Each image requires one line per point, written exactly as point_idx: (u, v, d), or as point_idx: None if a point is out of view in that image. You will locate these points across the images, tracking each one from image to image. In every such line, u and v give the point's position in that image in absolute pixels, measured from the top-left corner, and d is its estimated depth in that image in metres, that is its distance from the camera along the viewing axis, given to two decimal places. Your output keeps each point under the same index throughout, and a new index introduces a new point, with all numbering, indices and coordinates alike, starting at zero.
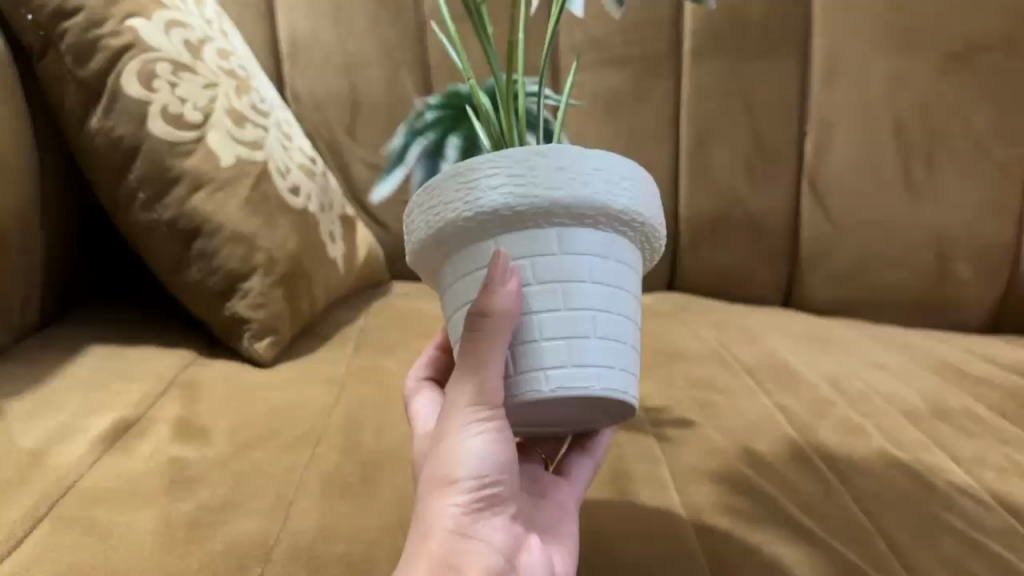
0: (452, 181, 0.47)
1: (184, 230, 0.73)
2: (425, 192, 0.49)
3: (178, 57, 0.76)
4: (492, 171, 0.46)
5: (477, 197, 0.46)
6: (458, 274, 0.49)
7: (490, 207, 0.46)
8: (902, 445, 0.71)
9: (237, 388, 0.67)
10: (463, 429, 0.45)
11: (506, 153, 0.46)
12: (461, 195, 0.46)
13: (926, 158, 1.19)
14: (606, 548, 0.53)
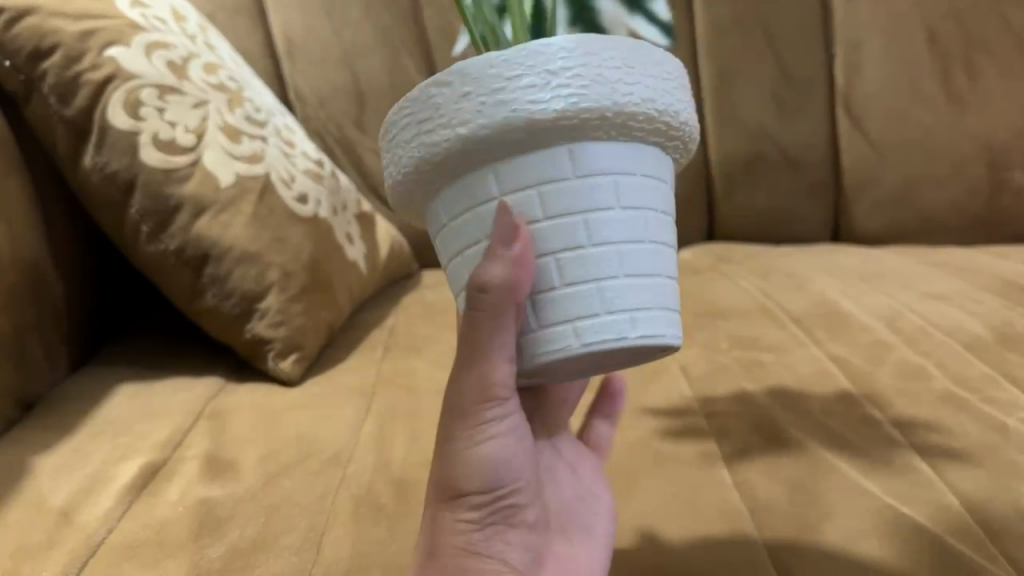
0: (460, 83, 0.41)
1: (192, 257, 0.71)
2: (422, 99, 0.43)
3: (163, 80, 0.74)
4: (518, 69, 0.41)
5: (496, 93, 0.41)
6: (494, 185, 0.43)
7: (524, 109, 0.40)
8: (968, 381, 0.67)
9: (265, 413, 0.65)
10: (479, 434, 0.41)
11: (536, 45, 0.41)
12: (477, 97, 0.41)
13: (965, 63, 1.12)
14: (652, 533, 0.51)
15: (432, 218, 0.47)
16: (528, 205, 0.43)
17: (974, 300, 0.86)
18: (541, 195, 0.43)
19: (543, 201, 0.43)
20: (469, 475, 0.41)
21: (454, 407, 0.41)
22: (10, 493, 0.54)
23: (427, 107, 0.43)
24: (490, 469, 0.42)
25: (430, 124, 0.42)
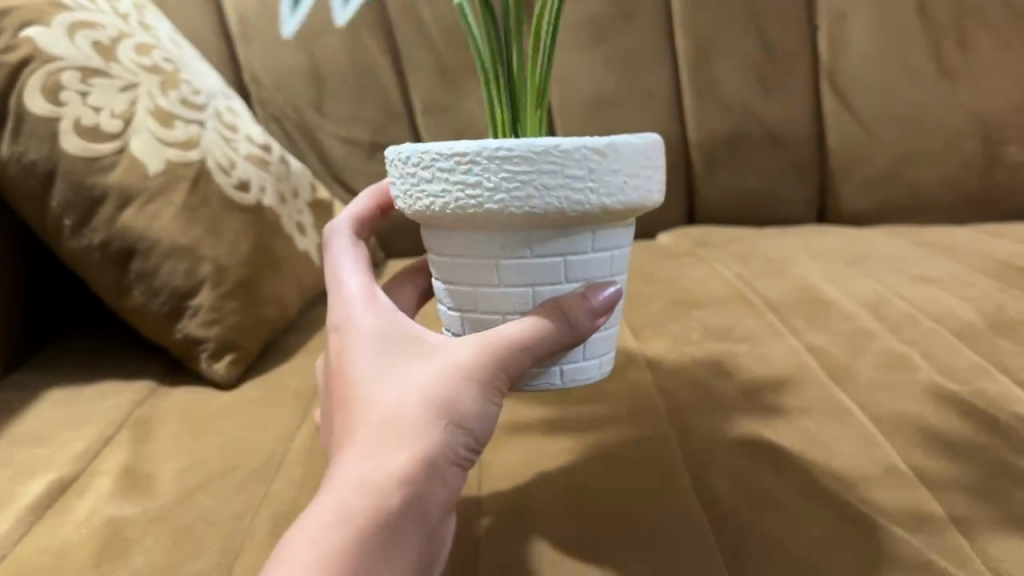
0: (618, 160, 0.45)
1: (118, 251, 0.66)
2: (577, 158, 0.44)
3: (88, 63, 0.69)
4: (642, 162, 0.47)
5: (636, 182, 0.47)
6: (580, 245, 0.48)
7: (635, 199, 0.47)
8: (957, 372, 0.61)
9: (193, 420, 0.60)
10: (495, 392, 0.45)
11: (630, 144, 0.46)
12: (628, 179, 0.46)
13: (956, 33, 1.06)
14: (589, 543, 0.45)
15: (495, 248, 0.48)
16: (601, 264, 0.50)
17: (967, 284, 0.80)
18: (611, 259, 0.50)
19: (607, 263, 0.50)
20: (476, 415, 0.43)
21: (490, 352, 0.45)
22: None
23: (580, 165, 0.44)
24: (486, 424, 0.44)
25: (579, 186, 0.44)
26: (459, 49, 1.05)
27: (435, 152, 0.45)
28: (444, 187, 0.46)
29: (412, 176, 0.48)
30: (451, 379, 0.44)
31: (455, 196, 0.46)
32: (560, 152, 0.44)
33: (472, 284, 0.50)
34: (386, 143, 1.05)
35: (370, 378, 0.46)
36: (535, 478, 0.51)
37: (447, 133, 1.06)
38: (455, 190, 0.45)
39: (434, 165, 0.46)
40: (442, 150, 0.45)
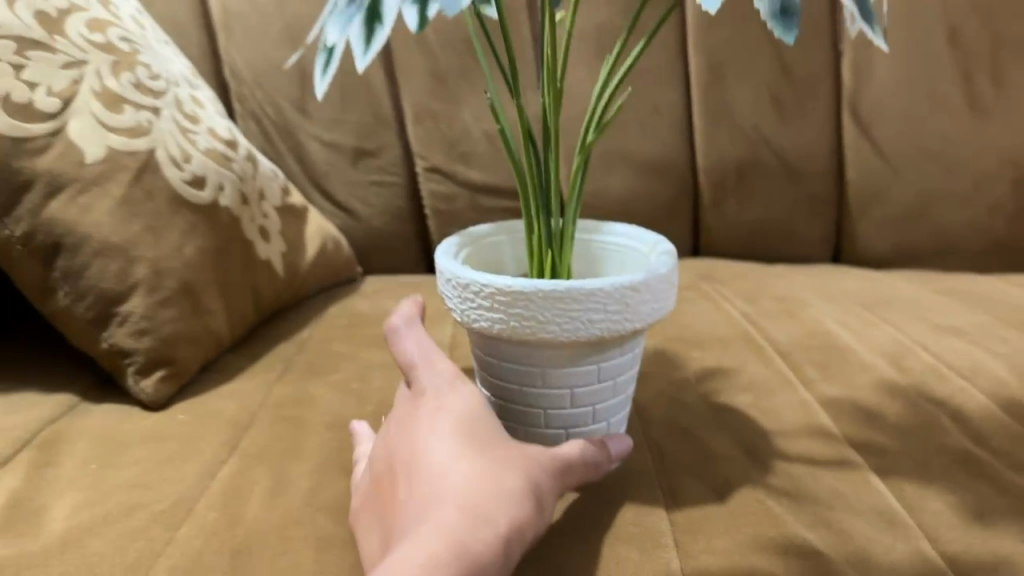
0: (650, 291, 0.47)
1: (42, 246, 0.58)
2: (617, 296, 0.46)
3: (29, 35, 0.61)
4: (668, 285, 0.49)
5: (668, 302, 0.48)
6: (615, 350, 0.49)
7: (661, 316, 0.49)
8: (994, 439, 0.53)
9: (107, 444, 0.52)
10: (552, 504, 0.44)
11: (664, 273, 0.48)
12: (660, 303, 0.48)
13: (990, 66, 0.99)
14: None
15: (541, 359, 0.48)
16: (627, 362, 0.50)
17: (998, 338, 0.72)
18: (634, 357, 0.51)
19: (632, 359, 0.51)
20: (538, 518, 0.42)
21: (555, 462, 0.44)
22: None
23: (618, 301, 0.46)
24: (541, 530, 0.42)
25: (615, 317, 0.46)
26: (455, 54, 0.97)
27: (494, 287, 0.46)
28: (498, 315, 0.46)
29: (468, 300, 0.47)
30: (529, 475, 0.43)
31: (511, 324, 0.46)
32: (605, 292, 0.45)
33: (517, 386, 0.50)
34: (371, 149, 0.98)
35: (446, 452, 0.43)
36: None
37: (438, 142, 0.98)
38: (511, 319, 0.46)
39: (487, 294, 0.46)
40: (500, 286, 0.46)
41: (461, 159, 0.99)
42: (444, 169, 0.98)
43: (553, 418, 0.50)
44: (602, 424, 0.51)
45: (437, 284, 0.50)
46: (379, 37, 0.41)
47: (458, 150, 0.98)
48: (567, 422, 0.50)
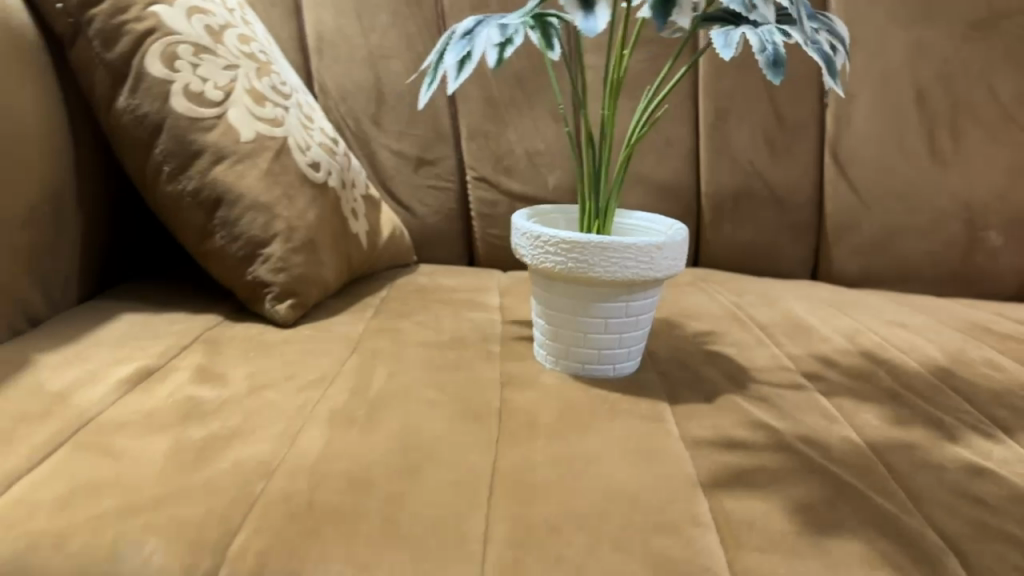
0: (670, 250, 0.65)
1: (207, 199, 0.76)
2: (646, 250, 0.64)
3: (201, 40, 0.80)
4: (683, 249, 0.67)
5: (682, 262, 0.67)
6: (640, 293, 0.67)
7: (676, 270, 0.67)
8: (915, 386, 0.71)
9: (255, 340, 0.70)
10: None
11: (681, 239, 0.66)
12: (676, 260, 0.66)
13: (950, 126, 1.17)
14: (591, 459, 0.54)
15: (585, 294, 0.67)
16: (647, 304, 0.68)
17: (936, 332, 0.90)
18: (653, 301, 0.69)
19: (651, 303, 0.69)
20: None
21: None
22: (15, 377, 0.59)
23: (646, 254, 0.64)
24: None
25: (643, 267, 0.64)
26: (505, 85, 1.17)
27: (558, 237, 0.64)
28: (559, 259, 0.65)
29: (538, 247, 0.66)
30: None
31: (568, 265, 0.65)
32: (638, 249, 0.63)
33: (566, 314, 0.68)
34: (431, 159, 1.17)
35: None
36: (549, 415, 0.60)
37: (486, 158, 1.17)
38: (569, 262, 0.65)
39: (553, 243, 0.65)
40: (563, 237, 0.64)
41: (504, 172, 1.18)
42: (490, 180, 1.18)
43: (589, 340, 0.68)
44: (625, 349, 0.69)
45: (514, 237, 0.68)
46: (465, 71, 0.69)
47: (503, 165, 1.18)
48: (600, 345, 0.68)
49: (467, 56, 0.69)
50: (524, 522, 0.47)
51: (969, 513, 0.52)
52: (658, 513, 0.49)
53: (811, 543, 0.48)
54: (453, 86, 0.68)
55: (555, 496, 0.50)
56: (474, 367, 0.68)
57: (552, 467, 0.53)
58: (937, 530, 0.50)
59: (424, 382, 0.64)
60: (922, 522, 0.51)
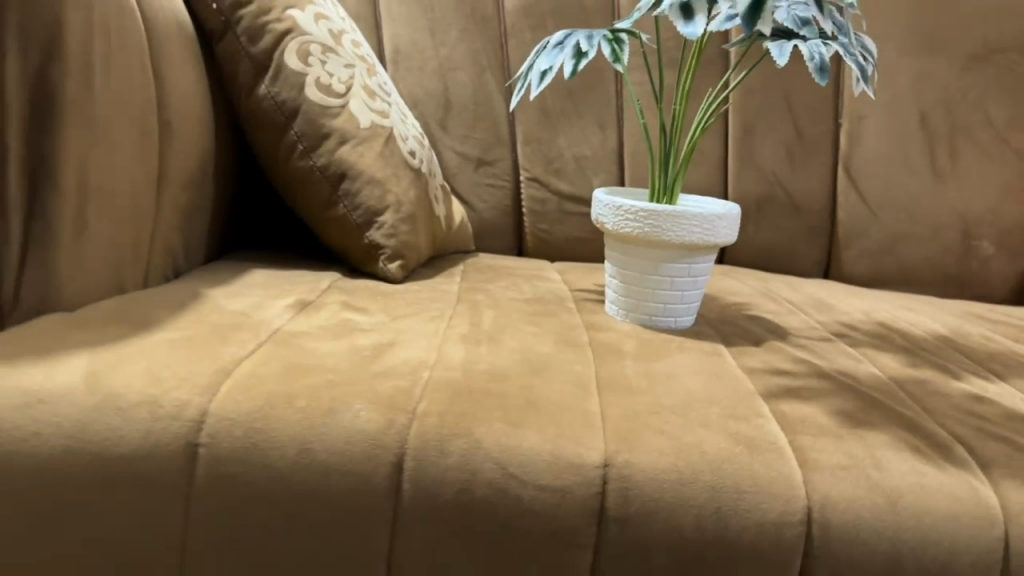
0: (728, 222, 0.79)
1: (333, 174, 0.90)
2: (709, 220, 0.78)
3: (326, 41, 0.94)
4: (737, 223, 0.81)
5: (736, 232, 0.81)
6: (700, 257, 0.81)
7: (731, 240, 0.81)
8: (922, 345, 0.85)
9: (375, 290, 0.85)
10: None
11: (736, 214, 0.80)
12: (731, 231, 0.80)
13: (950, 146, 1.32)
14: (669, 373, 0.69)
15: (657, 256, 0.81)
16: (705, 268, 0.83)
17: (939, 314, 1.04)
18: (709, 266, 0.83)
19: (707, 268, 0.83)
20: None
21: None
22: (196, 303, 0.72)
23: (709, 223, 0.78)
24: None
25: (706, 234, 0.79)
26: (558, 97, 1.32)
27: (638, 207, 0.78)
28: (638, 224, 0.79)
29: (619, 215, 0.80)
30: None
31: (645, 230, 0.79)
32: (704, 219, 0.78)
33: (638, 273, 0.82)
34: (490, 160, 1.31)
35: None
36: (629, 347, 0.75)
37: (538, 160, 1.31)
38: (645, 227, 0.79)
39: (633, 211, 0.79)
40: (642, 206, 0.78)
41: (554, 173, 1.31)
42: (541, 179, 1.31)
43: (657, 295, 0.82)
44: (685, 304, 0.83)
45: (597, 208, 0.83)
46: (551, 77, 0.84)
47: (553, 167, 1.31)
48: (665, 299, 0.82)
49: (551, 66, 0.84)
50: (628, 408, 0.61)
51: (972, 424, 0.66)
52: (729, 407, 0.63)
53: (851, 433, 0.61)
54: (535, 92, 0.84)
55: (648, 394, 0.64)
56: (560, 315, 0.83)
57: (640, 377, 0.68)
58: (947, 432, 0.64)
59: (523, 320, 0.79)
60: (935, 427, 0.65)
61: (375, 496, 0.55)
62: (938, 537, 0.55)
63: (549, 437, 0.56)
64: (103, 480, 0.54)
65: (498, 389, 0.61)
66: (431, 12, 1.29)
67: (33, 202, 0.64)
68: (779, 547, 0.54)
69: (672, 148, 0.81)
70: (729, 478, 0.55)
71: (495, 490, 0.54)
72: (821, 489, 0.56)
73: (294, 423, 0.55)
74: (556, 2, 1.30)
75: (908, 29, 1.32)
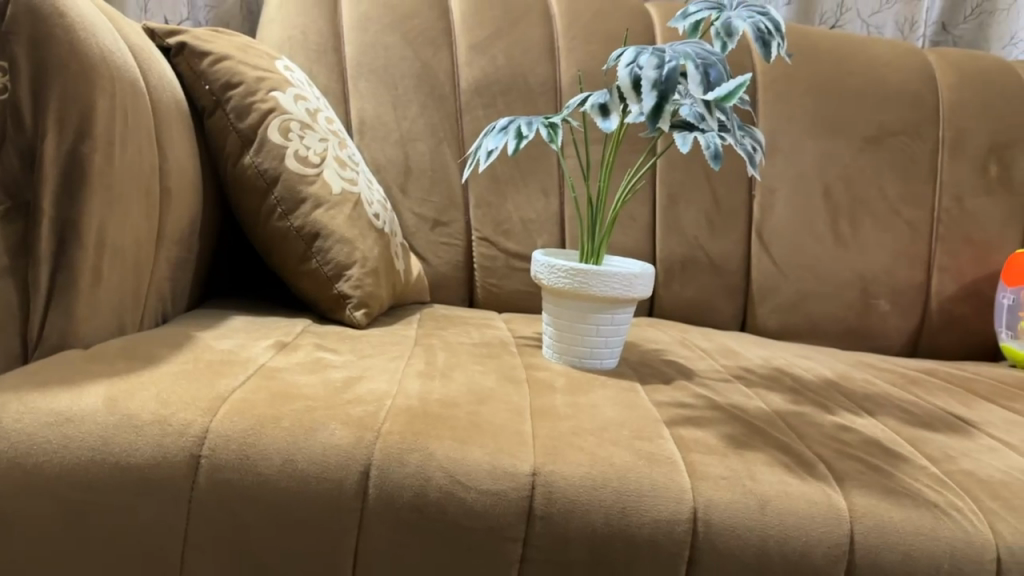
0: (642, 279, 0.95)
1: (308, 233, 1.04)
2: (627, 278, 0.93)
3: (304, 119, 1.08)
4: (650, 281, 0.97)
5: (651, 288, 0.96)
6: (621, 309, 0.96)
7: (645, 295, 0.96)
8: (809, 386, 1.00)
9: (343, 335, 0.98)
10: None
11: (649, 273, 0.96)
12: (645, 288, 0.96)
13: (850, 216, 1.50)
14: (591, 404, 0.82)
15: (584, 308, 0.95)
16: (625, 318, 0.97)
17: (833, 362, 1.20)
18: (628, 317, 0.98)
19: (627, 319, 0.98)
20: None
21: None
22: (187, 344, 0.84)
23: (627, 281, 0.94)
24: None
25: (624, 289, 0.94)
26: (506, 167, 1.47)
27: (567, 266, 0.94)
28: (567, 281, 0.94)
29: (552, 274, 0.95)
30: None
31: (573, 285, 0.94)
32: (623, 277, 0.93)
33: (569, 323, 0.96)
34: (444, 221, 1.45)
35: None
36: (560, 384, 0.88)
37: (488, 222, 1.46)
38: (573, 283, 0.94)
39: (564, 270, 0.94)
40: (570, 265, 0.94)
41: (503, 234, 1.46)
42: (490, 239, 1.46)
43: (585, 341, 0.96)
44: (608, 349, 0.97)
45: (535, 267, 0.98)
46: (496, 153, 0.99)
47: (502, 228, 1.46)
48: (592, 344, 0.96)
49: (497, 145, 0.99)
50: (555, 430, 0.75)
51: (835, 446, 0.81)
52: (637, 432, 0.77)
53: (733, 452, 0.75)
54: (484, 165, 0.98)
55: (572, 419, 0.78)
56: (503, 356, 0.97)
57: (566, 409, 0.81)
58: (815, 453, 0.79)
59: (471, 360, 0.93)
60: (805, 448, 0.79)
61: (345, 499, 0.67)
62: (799, 535, 0.68)
63: (489, 451, 0.70)
64: (116, 486, 0.65)
65: (448, 413, 0.75)
66: (393, 90, 1.44)
67: (59, 254, 0.77)
68: (671, 539, 0.67)
69: (598, 216, 0.97)
70: (633, 483, 0.69)
71: (444, 493, 0.67)
72: (704, 494, 0.69)
73: (281, 438, 0.68)
74: (506, 84, 1.47)
75: (813, 114, 1.51)
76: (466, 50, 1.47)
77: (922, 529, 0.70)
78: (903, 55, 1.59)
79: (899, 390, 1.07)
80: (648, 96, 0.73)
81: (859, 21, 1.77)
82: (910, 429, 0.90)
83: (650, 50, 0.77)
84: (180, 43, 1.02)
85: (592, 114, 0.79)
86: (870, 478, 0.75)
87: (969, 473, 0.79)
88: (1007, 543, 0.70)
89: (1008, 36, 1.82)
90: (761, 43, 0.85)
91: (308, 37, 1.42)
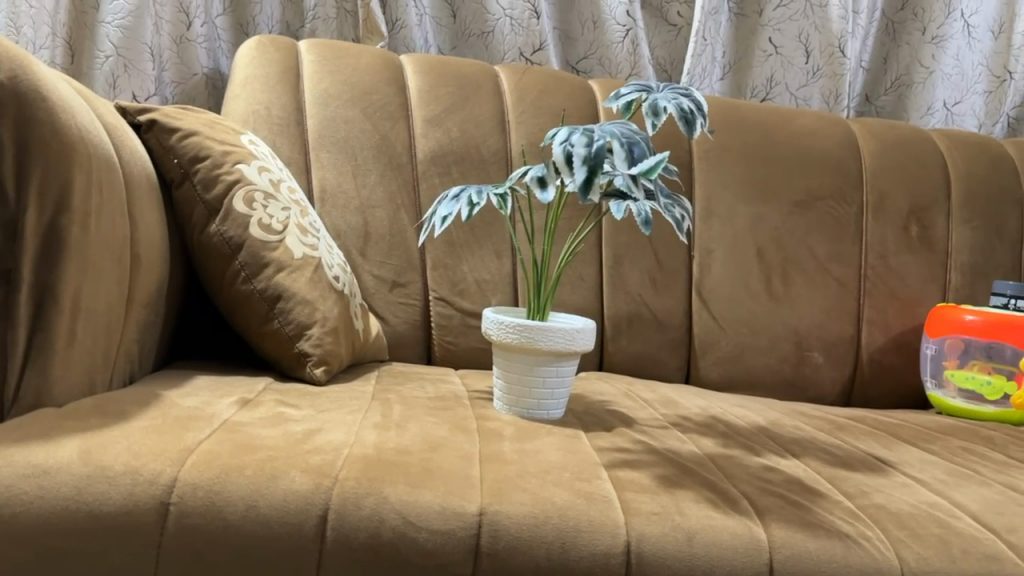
0: (582, 334, 1.02)
1: (270, 295, 1.10)
2: (568, 332, 1.01)
3: (267, 188, 1.16)
4: (589, 336, 1.04)
5: (593, 342, 1.04)
6: (565, 363, 1.03)
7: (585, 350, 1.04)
8: (740, 431, 1.08)
9: (303, 392, 1.03)
10: None
11: (588, 328, 1.03)
12: (585, 344, 1.03)
13: (783, 274, 1.60)
14: (536, 450, 0.89)
15: (531, 362, 1.02)
16: (569, 370, 1.04)
17: (767, 410, 1.28)
18: (571, 368, 1.05)
19: (571, 371, 1.05)
20: None
21: None
22: (154, 402, 0.89)
23: (567, 335, 1.01)
24: None
25: (566, 344, 1.01)
26: (461, 232, 1.56)
27: (514, 322, 1.01)
28: (514, 337, 1.01)
29: (499, 330, 1.02)
30: None
31: (520, 341, 1.01)
32: (564, 331, 1.01)
33: (517, 376, 1.03)
34: (403, 283, 1.51)
35: None
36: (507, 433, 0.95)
37: (444, 283, 1.53)
38: (520, 338, 1.01)
39: (510, 326, 1.01)
40: (516, 321, 1.01)
41: (459, 294, 1.53)
42: (447, 299, 1.53)
43: (532, 392, 1.03)
44: (554, 400, 1.04)
45: (484, 325, 1.05)
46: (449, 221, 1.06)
47: (457, 289, 1.53)
48: (540, 396, 1.03)
49: (449, 213, 1.07)
50: (501, 473, 0.81)
51: (758, 485, 0.88)
52: (575, 475, 0.83)
53: (664, 490, 0.82)
54: (437, 232, 1.06)
55: (516, 463, 0.84)
56: (455, 408, 1.04)
57: (512, 455, 0.87)
58: (739, 491, 0.86)
59: (424, 412, 0.99)
60: (731, 487, 0.86)
61: (305, 541, 0.72)
62: (722, 564, 0.74)
63: (439, 493, 0.76)
64: (89, 533, 0.69)
65: (402, 460, 0.81)
66: (353, 160, 1.51)
67: (36, 318, 0.82)
68: (607, 571, 0.73)
69: (542, 276, 1.04)
70: (571, 520, 0.75)
71: (397, 534, 0.72)
72: (637, 529, 0.76)
73: (244, 486, 0.73)
74: (459, 154, 1.57)
75: (745, 181, 1.62)
76: (422, 123, 1.57)
77: (834, 556, 0.77)
78: (828, 125, 1.72)
79: (824, 435, 1.15)
80: (580, 170, 0.82)
81: (788, 94, 1.90)
82: (831, 469, 0.97)
83: (581, 130, 0.86)
84: (150, 120, 1.10)
85: (530, 185, 0.87)
86: (788, 513, 0.82)
87: (881, 507, 0.86)
88: (910, 566, 0.77)
89: (925, 106, 1.98)
90: (684, 120, 0.94)
91: (272, 112, 1.49)
